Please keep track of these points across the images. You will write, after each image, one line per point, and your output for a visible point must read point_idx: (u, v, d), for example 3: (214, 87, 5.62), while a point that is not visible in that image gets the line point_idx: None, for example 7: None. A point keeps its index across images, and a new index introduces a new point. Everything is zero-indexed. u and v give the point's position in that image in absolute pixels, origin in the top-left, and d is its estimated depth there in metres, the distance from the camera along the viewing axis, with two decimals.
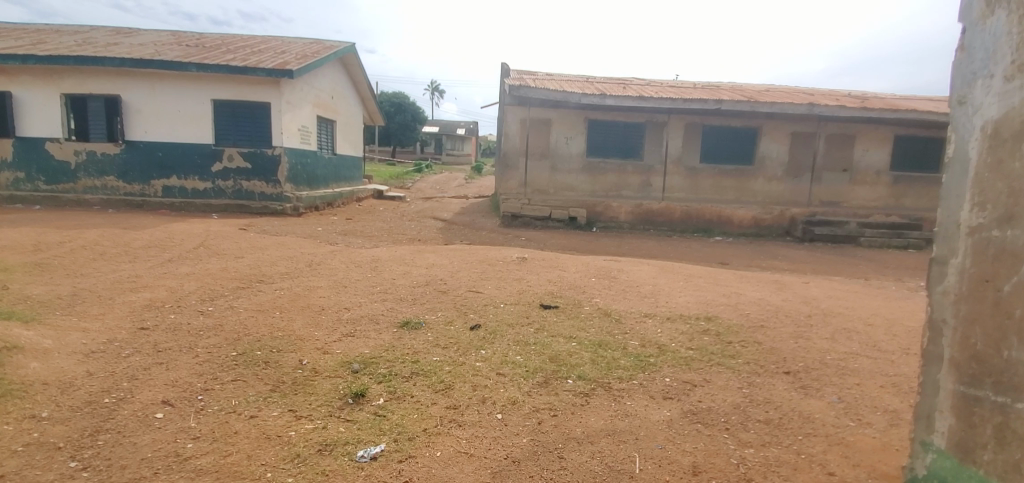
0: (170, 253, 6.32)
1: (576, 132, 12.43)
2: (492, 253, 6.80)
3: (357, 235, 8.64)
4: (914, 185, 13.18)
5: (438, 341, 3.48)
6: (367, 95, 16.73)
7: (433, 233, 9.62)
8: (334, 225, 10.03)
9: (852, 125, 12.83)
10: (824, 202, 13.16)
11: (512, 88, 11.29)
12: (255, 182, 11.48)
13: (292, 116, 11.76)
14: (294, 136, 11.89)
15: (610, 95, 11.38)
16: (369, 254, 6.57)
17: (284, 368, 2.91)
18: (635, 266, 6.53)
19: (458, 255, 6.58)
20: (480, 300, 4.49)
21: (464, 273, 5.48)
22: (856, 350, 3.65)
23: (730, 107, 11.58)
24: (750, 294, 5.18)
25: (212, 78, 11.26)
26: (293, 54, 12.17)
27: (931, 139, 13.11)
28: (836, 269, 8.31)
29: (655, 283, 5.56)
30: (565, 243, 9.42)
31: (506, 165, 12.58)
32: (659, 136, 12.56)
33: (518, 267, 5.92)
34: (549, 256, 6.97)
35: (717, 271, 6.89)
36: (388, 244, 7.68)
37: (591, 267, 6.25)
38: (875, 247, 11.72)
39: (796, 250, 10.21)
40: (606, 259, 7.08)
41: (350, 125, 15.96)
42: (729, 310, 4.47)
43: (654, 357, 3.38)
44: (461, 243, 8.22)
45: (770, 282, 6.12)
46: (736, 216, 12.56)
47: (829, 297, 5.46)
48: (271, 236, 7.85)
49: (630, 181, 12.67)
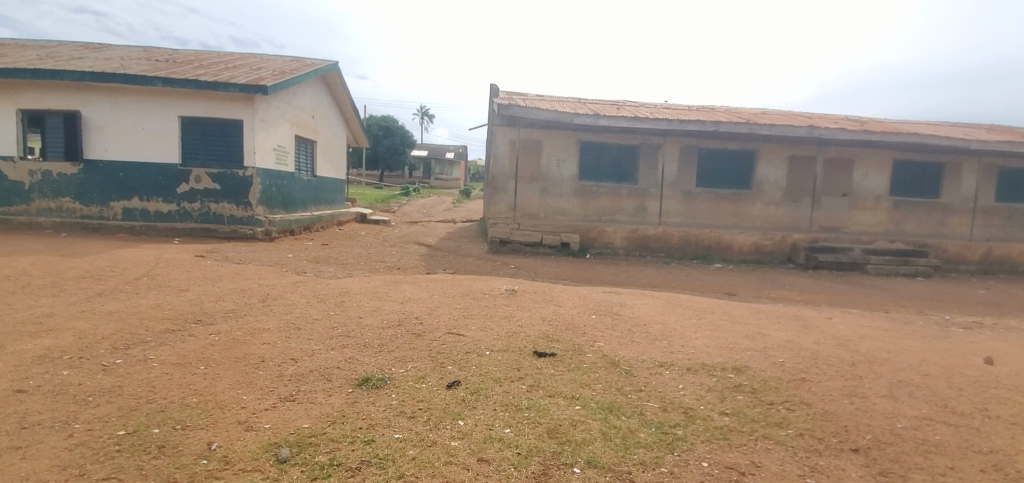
0: (106, 285, 5.48)
1: (567, 155, 11.86)
2: (477, 285, 6.03)
3: (329, 262, 7.86)
4: (914, 211, 12.75)
5: (404, 407, 2.69)
6: (351, 115, 16.09)
7: (413, 260, 8.85)
8: (307, 251, 9.21)
9: (850, 149, 12.45)
10: (824, 228, 12.66)
11: (501, 107, 10.71)
12: (224, 204, 10.62)
13: (267, 134, 11.02)
14: (268, 156, 11.14)
15: (604, 116, 10.86)
16: (337, 285, 5.78)
17: (184, 460, 2.16)
18: (639, 300, 5.81)
19: (437, 287, 5.81)
20: (461, 346, 3.71)
21: (444, 310, 4.69)
22: (925, 414, 2.95)
23: (729, 129, 11.10)
24: (775, 334, 4.47)
25: (180, 93, 10.52)
26: (270, 70, 11.52)
27: (929, 164, 12.77)
28: (850, 301, 7.68)
29: (664, 321, 4.84)
30: (557, 272, 8.70)
31: (494, 188, 11.90)
32: (654, 160, 12.04)
33: (507, 302, 5.16)
34: (540, 288, 6.24)
35: (727, 305, 6.20)
36: (362, 274, 6.90)
37: (590, 301, 5.52)
38: (883, 275, 10.99)
39: (802, 279, 9.60)
40: (606, 291, 6.36)
41: (332, 145, 15.25)
42: (758, 358, 3.74)
43: (681, 428, 2.65)
44: (444, 272, 7.46)
45: (790, 318, 5.44)
46: (736, 242, 11.88)
47: (860, 336, 4.78)
48: (230, 264, 7.04)
49: (624, 205, 12.05)
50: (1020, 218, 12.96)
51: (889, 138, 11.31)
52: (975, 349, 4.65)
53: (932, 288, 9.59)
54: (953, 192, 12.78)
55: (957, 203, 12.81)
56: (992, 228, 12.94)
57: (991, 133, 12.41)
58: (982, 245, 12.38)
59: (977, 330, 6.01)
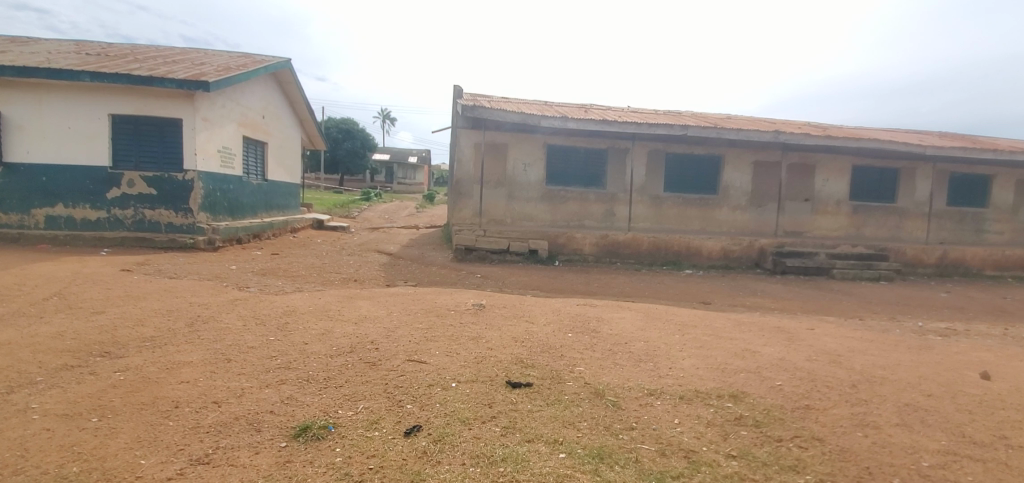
0: (3, 308, 4.67)
1: (534, 159, 11.48)
2: (440, 299, 5.50)
3: (278, 275, 7.15)
4: (872, 215, 13.00)
5: (350, 468, 2.18)
6: (305, 116, 15.22)
7: (372, 271, 8.23)
8: (254, 262, 8.43)
9: (812, 154, 12.58)
10: (788, 232, 12.73)
11: (465, 108, 10.22)
12: (161, 211, 9.68)
13: (210, 135, 10.13)
14: (212, 158, 10.25)
15: (572, 118, 10.53)
16: (283, 302, 5.14)
17: None
18: (615, 313, 5.42)
19: (396, 303, 5.25)
20: (422, 376, 3.18)
21: (404, 332, 4.15)
22: (947, 449, 2.64)
23: (697, 133, 10.97)
24: (766, 351, 4.14)
25: (111, 89, 9.53)
26: (214, 65, 10.64)
27: (885, 169, 13.06)
28: (824, 308, 7.55)
29: (646, 338, 4.45)
30: (527, 281, 8.25)
31: (459, 194, 11.38)
32: (623, 164, 11.79)
33: (474, 320, 4.66)
34: (510, 301, 5.78)
35: (707, 316, 5.89)
36: (313, 288, 6.25)
37: (565, 317, 5.09)
38: (848, 279, 11.07)
39: (773, 285, 9.51)
40: (581, 303, 5.94)
41: (285, 148, 14.35)
42: (755, 382, 3.39)
43: (686, 479, 2.23)
44: (405, 284, 6.90)
45: (774, 331, 5.16)
46: (706, 247, 11.75)
47: (848, 350, 4.54)
48: (162, 280, 6.26)
49: (592, 211, 11.75)
50: (969, 221, 13.44)
51: (850, 144, 11.45)
52: (962, 361, 4.49)
53: (896, 293, 9.69)
54: (908, 197, 13.11)
55: (912, 208, 13.15)
56: (944, 231, 13.37)
57: (943, 140, 12.82)
58: (937, 248, 12.73)
59: (952, 338, 5.92)
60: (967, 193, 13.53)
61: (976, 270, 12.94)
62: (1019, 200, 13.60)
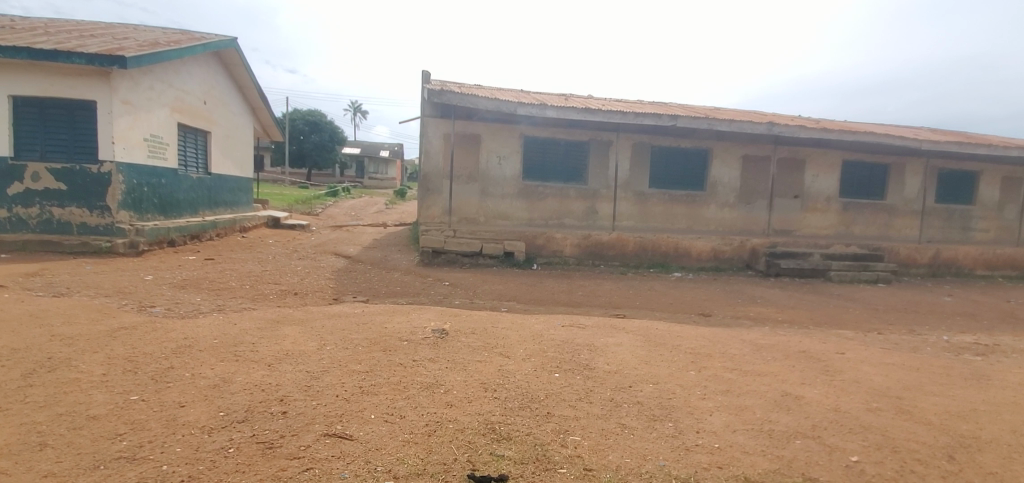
0: None
1: (509, 151, 10.40)
2: (391, 322, 4.37)
3: (201, 288, 5.88)
4: (861, 213, 12.37)
5: None
6: (256, 102, 13.75)
7: (320, 279, 7.02)
8: (180, 270, 7.12)
9: (802, 149, 11.87)
10: (777, 231, 12.00)
11: (432, 92, 9.07)
12: (73, 209, 8.28)
13: (133, 122, 8.73)
14: (137, 148, 8.84)
15: (551, 106, 9.49)
16: (183, 332, 3.93)
17: None
18: (610, 337, 4.41)
19: (333, 329, 4.10)
20: (340, 471, 2.08)
21: (332, 380, 3.02)
22: None
23: (686, 125, 10.06)
24: (814, 397, 3.18)
25: (7, 65, 7.99)
26: (139, 40, 9.20)
27: (876, 165, 12.44)
28: (835, 320, 6.72)
29: (655, 377, 3.45)
30: (502, 291, 7.19)
31: (426, 189, 10.25)
32: (605, 157, 10.81)
33: (431, 355, 3.55)
34: (480, 321, 4.70)
35: (717, 336, 4.91)
36: (238, 307, 5.04)
37: (549, 345, 4.02)
38: (845, 282, 10.37)
39: (771, 291, 8.71)
40: (567, 323, 4.87)
41: (233, 137, 12.89)
42: (823, 460, 2.42)
43: None
44: (355, 298, 5.73)
45: (804, 358, 4.23)
46: (695, 248, 10.90)
47: (903, 389, 3.63)
48: (41, 298, 4.93)
49: (573, 208, 10.75)
50: (956, 219, 12.98)
51: (845, 137, 10.73)
52: None
53: (898, 298, 9.03)
54: (898, 194, 12.53)
55: (902, 205, 12.59)
56: (932, 230, 12.87)
57: (936, 134, 12.25)
58: (928, 248, 12.19)
59: (990, 359, 5.12)
60: (955, 191, 13.05)
61: (966, 270, 12.47)
62: (1005, 197, 13.21)
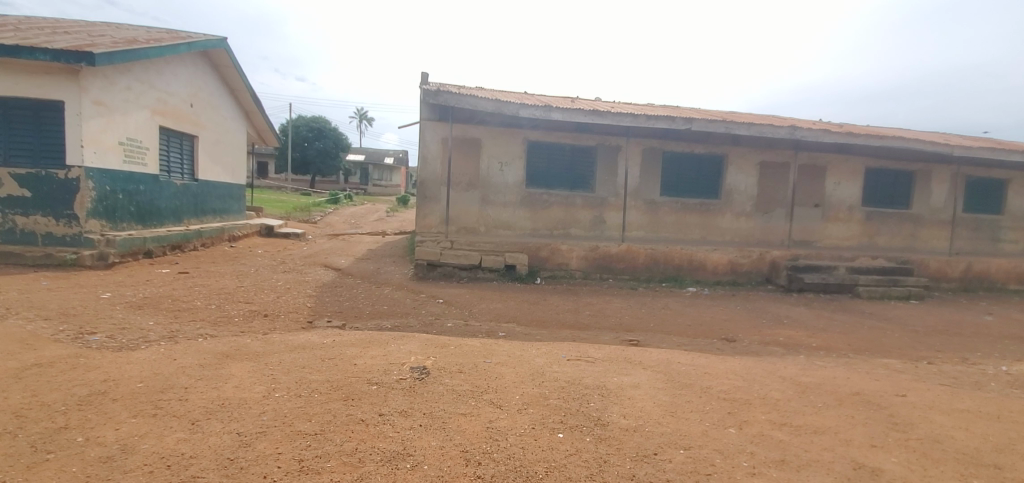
0: None
1: (511, 157, 9.74)
2: (363, 356, 3.66)
3: (160, 310, 5.20)
4: (887, 223, 11.57)
5: None
6: (249, 105, 13.17)
7: (299, 297, 6.33)
8: (147, 286, 6.46)
9: (824, 155, 11.13)
10: (797, 243, 11.22)
11: (428, 92, 8.41)
12: (38, 218, 7.71)
13: (106, 125, 8.13)
14: (110, 152, 8.24)
15: (556, 108, 8.81)
16: (106, 374, 3.26)
17: None
18: (624, 375, 3.69)
19: (291, 367, 3.39)
20: None
21: (267, 449, 2.32)
22: None
23: (701, 128, 9.35)
24: (895, 472, 2.45)
25: None
26: (115, 38, 8.63)
27: (901, 172, 11.65)
28: (877, 346, 5.93)
29: (685, 436, 2.72)
30: (500, 310, 6.47)
31: (423, 197, 9.57)
32: (613, 163, 10.10)
33: (403, 406, 2.83)
34: (471, 353, 3.98)
35: (750, 371, 4.17)
36: (191, 335, 4.36)
37: (552, 389, 3.28)
38: (874, 299, 9.57)
39: (796, 309, 7.94)
40: (572, 356, 4.12)
41: (223, 142, 12.31)
42: None
43: None
44: (331, 322, 5.03)
45: (862, 404, 3.48)
46: (710, 260, 10.14)
47: (998, 452, 2.87)
48: None
49: (579, 217, 10.04)
50: (986, 229, 12.16)
51: (872, 142, 9.96)
52: None
53: (936, 317, 8.22)
54: (925, 203, 11.72)
55: (929, 215, 11.78)
56: (962, 241, 12.04)
57: (967, 139, 11.45)
58: (961, 260, 11.33)
59: None
60: (985, 199, 12.24)
61: (1000, 285, 11.61)
62: None
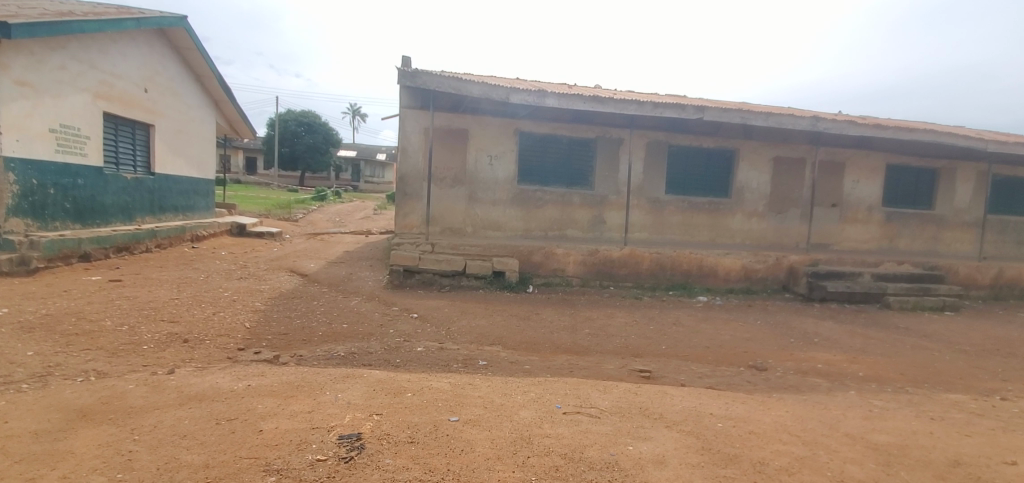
0: None
1: (500, 149, 8.71)
2: (279, 416, 2.61)
3: (53, 334, 4.14)
4: (908, 225, 10.61)
5: None
6: (216, 93, 12.05)
7: (242, 313, 5.27)
8: (60, 298, 5.37)
9: (844, 150, 10.15)
10: (814, 246, 10.24)
11: (404, 74, 7.34)
12: None
13: (33, 108, 7.04)
14: (40, 140, 7.17)
15: (551, 94, 7.75)
16: None
17: None
18: (644, 440, 2.67)
19: (162, 439, 2.34)
20: None
21: None
22: None
23: (714, 118, 8.33)
24: None
25: None
26: (45, 9, 7.49)
27: (924, 170, 10.69)
28: (932, 376, 4.94)
29: None
30: (483, 329, 5.45)
31: (402, 194, 8.49)
32: (613, 158, 9.09)
33: None
34: (434, 404, 2.95)
35: (805, 424, 3.16)
36: (69, 374, 3.32)
37: (540, 475, 2.24)
38: (906, 310, 8.60)
39: (823, 324, 6.94)
40: (570, 407, 3.09)
41: (186, 133, 11.20)
42: None
43: None
44: (266, 350, 3.99)
45: None
46: (722, 265, 9.12)
47: None
48: None
49: (576, 217, 9.04)
50: (1014, 233, 11.20)
51: (903, 136, 8.96)
52: None
53: (982, 332, 7.25)
54: (949, 203, 10.75)
55: (953, 216, 10.82)
56: (988, 244, 11.08)
57: (996, 134, 10.48)
58: (991, 266, 10.36)
59: None
60: (1012, 200, 11.29)
61: None
62: None
